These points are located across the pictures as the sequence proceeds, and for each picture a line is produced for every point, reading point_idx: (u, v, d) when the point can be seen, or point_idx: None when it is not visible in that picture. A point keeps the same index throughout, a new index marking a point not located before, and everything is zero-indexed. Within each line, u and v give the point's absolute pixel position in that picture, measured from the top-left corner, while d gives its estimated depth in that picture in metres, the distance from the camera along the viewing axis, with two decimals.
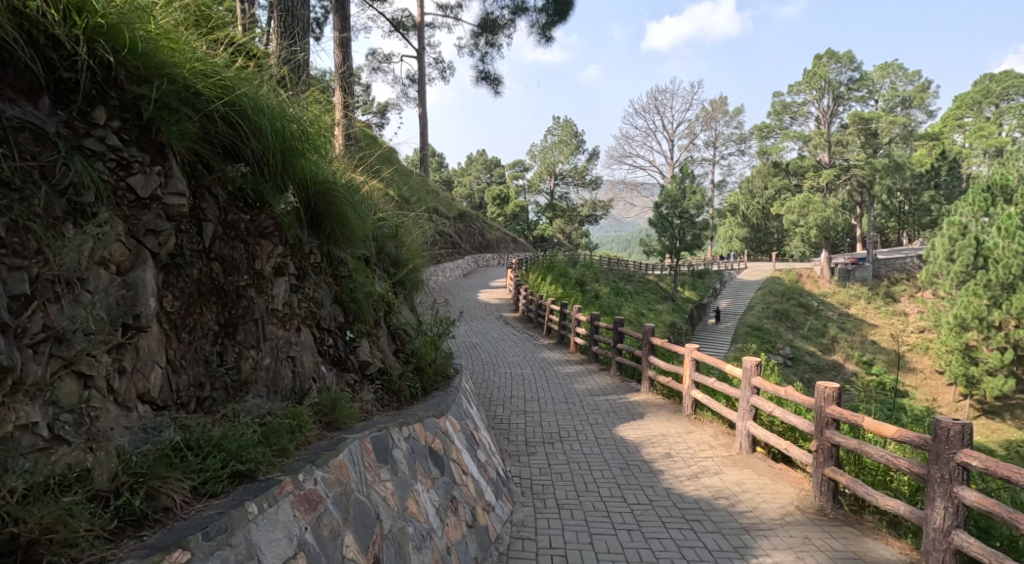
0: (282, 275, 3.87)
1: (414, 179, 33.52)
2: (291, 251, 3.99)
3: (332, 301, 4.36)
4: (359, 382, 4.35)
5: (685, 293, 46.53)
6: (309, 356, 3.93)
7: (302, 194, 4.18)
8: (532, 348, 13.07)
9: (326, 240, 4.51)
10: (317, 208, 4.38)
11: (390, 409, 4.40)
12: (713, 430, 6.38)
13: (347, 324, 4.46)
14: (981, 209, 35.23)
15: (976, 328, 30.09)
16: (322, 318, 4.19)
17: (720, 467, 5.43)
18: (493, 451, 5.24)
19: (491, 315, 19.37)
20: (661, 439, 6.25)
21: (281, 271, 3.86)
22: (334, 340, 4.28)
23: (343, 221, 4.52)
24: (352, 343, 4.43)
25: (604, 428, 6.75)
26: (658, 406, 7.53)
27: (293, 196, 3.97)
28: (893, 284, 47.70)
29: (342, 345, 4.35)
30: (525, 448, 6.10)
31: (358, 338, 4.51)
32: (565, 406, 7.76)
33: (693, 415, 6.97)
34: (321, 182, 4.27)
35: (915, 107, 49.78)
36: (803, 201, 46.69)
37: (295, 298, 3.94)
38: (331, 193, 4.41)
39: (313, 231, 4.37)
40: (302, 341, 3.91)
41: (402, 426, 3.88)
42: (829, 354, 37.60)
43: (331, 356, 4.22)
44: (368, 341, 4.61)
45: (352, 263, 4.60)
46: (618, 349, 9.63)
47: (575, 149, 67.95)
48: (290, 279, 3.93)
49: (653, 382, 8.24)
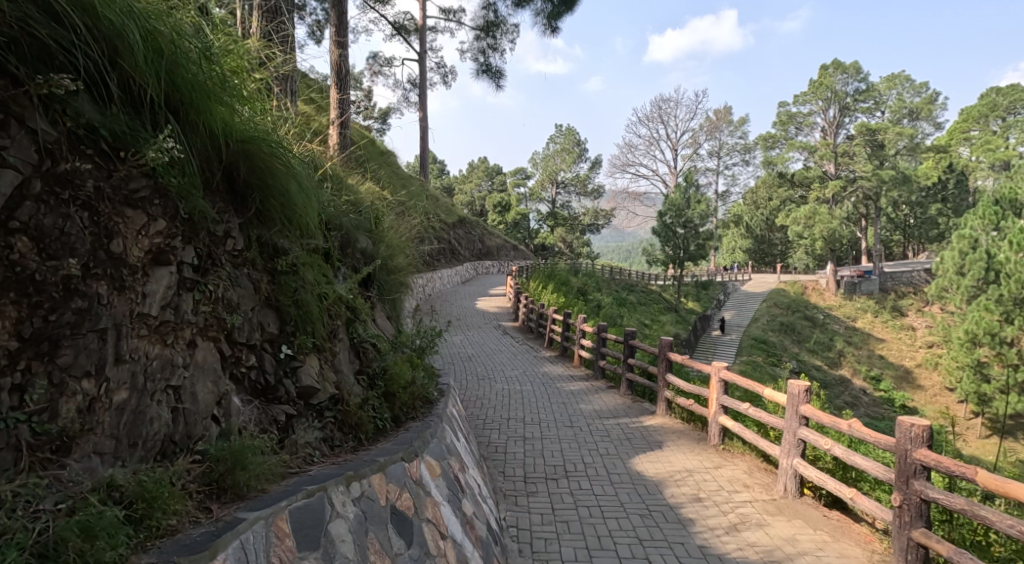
0: (167, 265, 3.01)
1: (412, 183, 32.62)
2: (189, 231, 3.16)
3: (258, 305, 3.51)
4: (296, 416, 3.48)
5: (688, 304, 45.51)
6: (206, 384, 3.09)
7: (211, 150, 3.36)
8: (532, 361, 12.06)
9: (261, 225, 3.70)
10: (240, 175, 3.55)
11: (342, 453, 3.52)
12: (748, 465, 5.41)
13: (283, 338, 3.60)
14: (991, 223, 34.32)
15: (987, 344, 28.96)
16: (237, 329, 3.34)
17: (764, 516, 4.44)
18: (484, 497, 4.23)
19: (490, 325, 18.31)
20: (687, 476, 5.26)
21: (163, 258, 2.99)
22: (257, 358, 3.43)
23: (281, 196, 3.72)
24: (292, 364, 3.58)
25: (617, 460, 5.74)
26: (679, 432, 6.55)
27: (181, 144, 3.11)
28: (900, 298, 46.62)
29: (271, 365, 3.49)
30: (524, 486, 5.08)
31: (301, 356, 3.64)
32: (569, 431, 6.75)
33: (720, 445, 5.98)
34: (243, 137, 3.43)
35: (923, 119, 48.46)
36: (809, 212, 45.67)
37: (192, 302, 3.11)
38: (262, 160, 3.57)
39: (233, 204, 3.52)
40: (196, 364, 3.07)
41: (350, 483, 2.94)
42: (836, 369, 36.48)
43: (251, 383, 3.37)
44: (318, 360, 3.75)
45: (302, 256, 3.84)
46: (629, 364, 8.62)
47: (577, 157, 67.20)
48: (181, 273, 3.08)
49: (671, 405, 7.25)
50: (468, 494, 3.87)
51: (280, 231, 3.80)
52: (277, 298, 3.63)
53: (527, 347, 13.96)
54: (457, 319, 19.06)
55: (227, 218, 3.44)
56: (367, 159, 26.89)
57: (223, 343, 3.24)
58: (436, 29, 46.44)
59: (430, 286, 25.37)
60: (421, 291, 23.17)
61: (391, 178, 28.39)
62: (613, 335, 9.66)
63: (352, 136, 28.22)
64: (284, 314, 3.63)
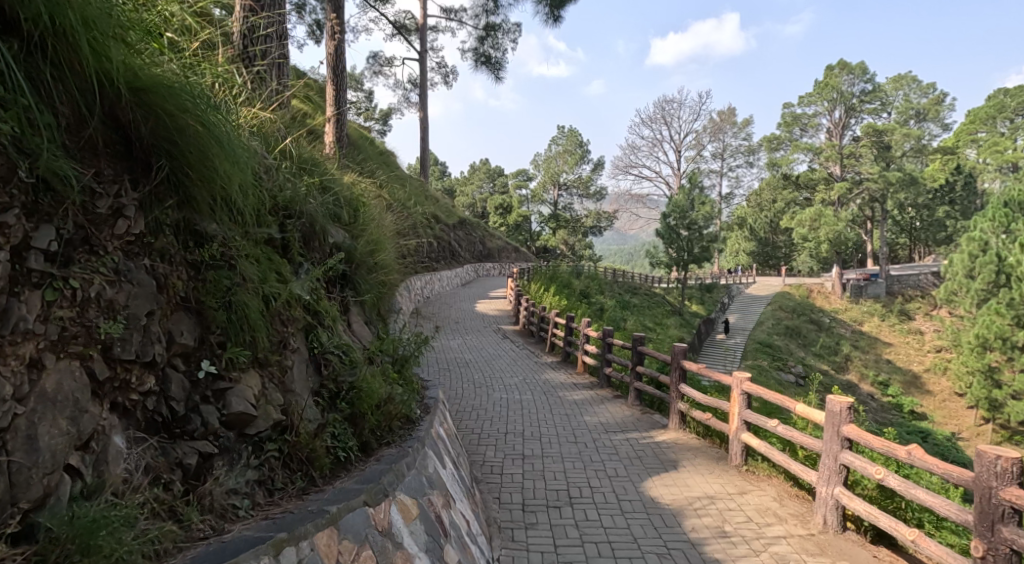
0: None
1: (411, 183, 32.02)
2: (55, 199, 2.65)
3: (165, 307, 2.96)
4: (217, 455, 2.95)
5: (692, 307, 44.78)
6: (54, 419, 2.41)
7: (96, 96, 2.89)
8: (533, 368, 11.42)
9: (188, 204, 3.23)
10: (145, 140, 3.04)
11: (285, 500, 3.04)
12: (776, 490, 4.76)
13: (200, 351, 3.07)
14: (1001, 225, 33.52)
15: (999, 349, 28.14)
16: (123, 343, 2.72)
17: (803, 559, 3.78)
18: (469, 543, 3.62)
19: (489, 329, 17.62)
20: (708, 504, 4.61)
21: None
22: (159, 379, 2.84)
23: (204, 163, 3.19)
24: (226, 389, 3.08)
25: (628, 484, 5.07)
26: (695, 451, 5.89)
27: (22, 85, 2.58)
28: (907, 301, 45.81)
29: (178, 386, 2.92)
30: (522, 518, 4.42)
31: (233, 377, 3.14)
32: (572, 448, 6.10)
33: (743, 465, 5.34)
34: (142, 82, 2.98)
35: (930, 120, 47.42)
36: (814, 214, 44.88)
37: (55, 304, 2.53)
38: (164, 122, 3.06)
39: (125, 166, 2.99)
40: (50, 386, 2.43)
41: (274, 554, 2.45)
42: (842, 373, 35.70)
43: (154, 418, 2.79)
44: (260, 379, 3.26)
45: (243, 248, 3.45)
46: (638, 373, 7.97)
47: (579, 159, 66.64)
48: (25, 272, 2.46)
49: (685, 418, 6.59)
50: (452, 538, 3.47)
51: (205, 214, 3.32)
52: (198, 299, 3.14)
53: (528, 353, 13.29)
54: (455, 322, 18.40)
55: (117, 190, 2.91)
56: (364, 159, 26.26)
57: (95, 361, 2.60)
58: (436, 29, 45.84)
59: (429, 288, 24.73)
60: (418, 293, 22.52)
61: (389, 178, 27.76)
62: (619, 340, 9.01)
63: (349, 135, 27.60)
64: (207, 320, 3.13)
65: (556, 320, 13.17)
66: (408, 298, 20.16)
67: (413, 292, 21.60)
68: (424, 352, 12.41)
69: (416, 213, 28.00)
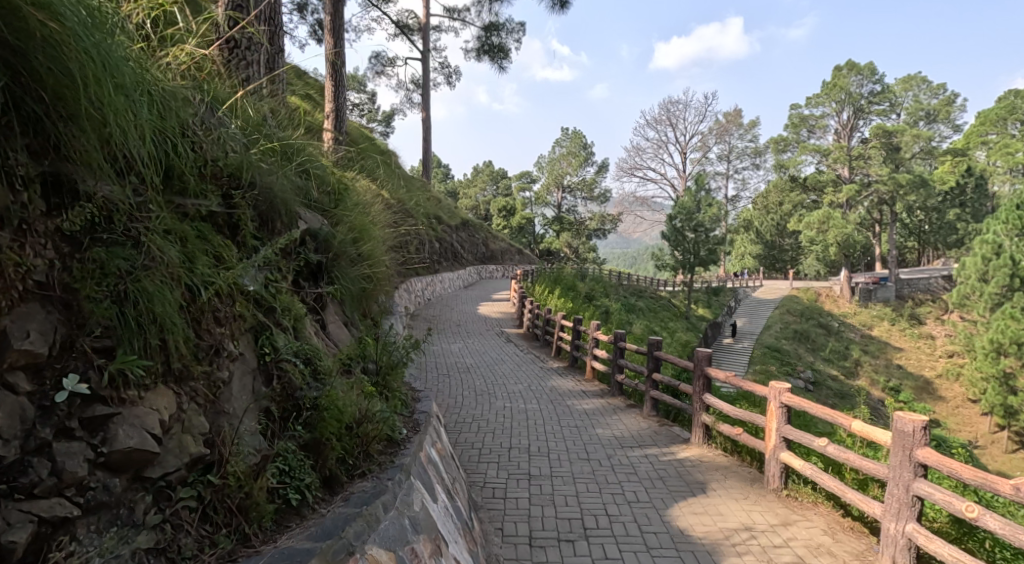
0: None
1: (412, 183, 31.41)
2: None
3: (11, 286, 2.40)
4: (95, 513, 2.40)
5: (699, 311, 44.00)
6: None
7: None
8: (539, 373, 10.76)
9: (56, 147, 2.66)
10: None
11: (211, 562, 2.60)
12: (826, 522, 4.12)
13: (72, 353, 2.52)
14: (1016, 227, 32.59)
15: (1014, 355, 27.24)
16: None
17: None
18: None
19: (491, 332, 16.92)
20: (746, 538, 3.97)
21: None
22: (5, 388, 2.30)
23: (74, 102, 2.66)
24: (119, 420, 2.54)
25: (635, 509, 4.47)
26: (724, 470, 5.24)
27: None
28: (917, 305, 44.93)
29: (44, 413, 2.37)
30: (529, 555, 3.79)
31: (141, 400, 2.65)
32: (584, 466, 5.45)
33: (783, 490, 4.64)
34: None
35: (941, 122, 45.89)
36: (823, 216, 44.06)
37: None
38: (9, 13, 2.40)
39: None
40: None
41: None
42: (852, 379, 34.84)
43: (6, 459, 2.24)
44: (168, 401, 2.74)
45: (150, 227, 2.90)
46: (654, 381, 7.30)
47: (584, 161, 65.98)
48: None
49: (709, 432, 5.93)
50: None
51: (88, 170, 2.77)
52: (78, 286, 2.59)
53: (534, 357, 12.62)
54: (456, 325, 17.72)
55: None
56: (364, 158, 25.62)
57: None
58: (437, 29, 45.19)
59: (430, 290, 24.10)
60: (419, 295, 21.89)
61: (389, 177, 27.10)
62: (632, 344, 8.34)
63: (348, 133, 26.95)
64: (79, 312, 2.56)
65: (562, 322, 12.50)
66: (409, 301, 19.49)
67: (414, 294, 20.96)
68: (424, 359, 11.74)
69: (417, 214, 27.39)
